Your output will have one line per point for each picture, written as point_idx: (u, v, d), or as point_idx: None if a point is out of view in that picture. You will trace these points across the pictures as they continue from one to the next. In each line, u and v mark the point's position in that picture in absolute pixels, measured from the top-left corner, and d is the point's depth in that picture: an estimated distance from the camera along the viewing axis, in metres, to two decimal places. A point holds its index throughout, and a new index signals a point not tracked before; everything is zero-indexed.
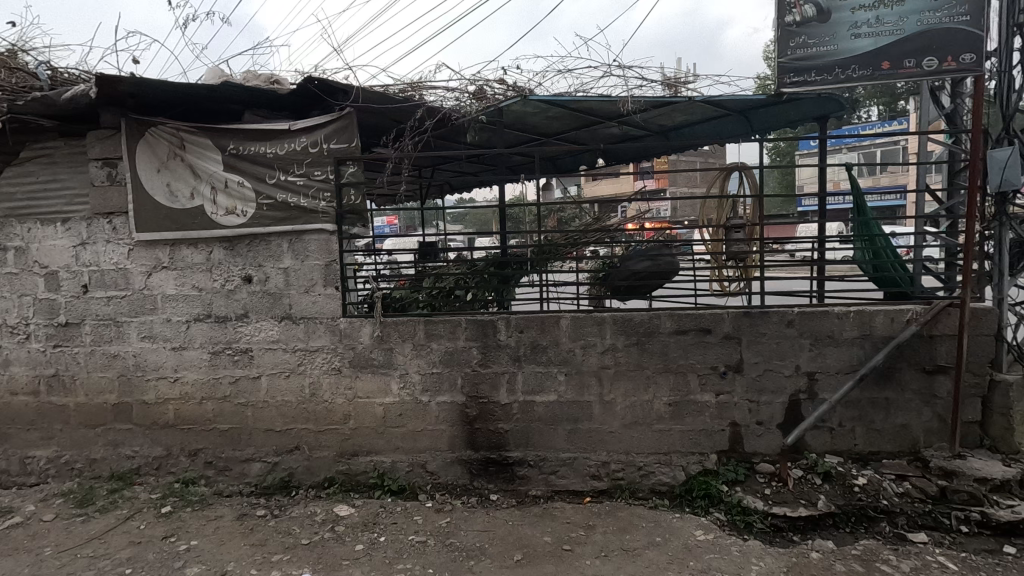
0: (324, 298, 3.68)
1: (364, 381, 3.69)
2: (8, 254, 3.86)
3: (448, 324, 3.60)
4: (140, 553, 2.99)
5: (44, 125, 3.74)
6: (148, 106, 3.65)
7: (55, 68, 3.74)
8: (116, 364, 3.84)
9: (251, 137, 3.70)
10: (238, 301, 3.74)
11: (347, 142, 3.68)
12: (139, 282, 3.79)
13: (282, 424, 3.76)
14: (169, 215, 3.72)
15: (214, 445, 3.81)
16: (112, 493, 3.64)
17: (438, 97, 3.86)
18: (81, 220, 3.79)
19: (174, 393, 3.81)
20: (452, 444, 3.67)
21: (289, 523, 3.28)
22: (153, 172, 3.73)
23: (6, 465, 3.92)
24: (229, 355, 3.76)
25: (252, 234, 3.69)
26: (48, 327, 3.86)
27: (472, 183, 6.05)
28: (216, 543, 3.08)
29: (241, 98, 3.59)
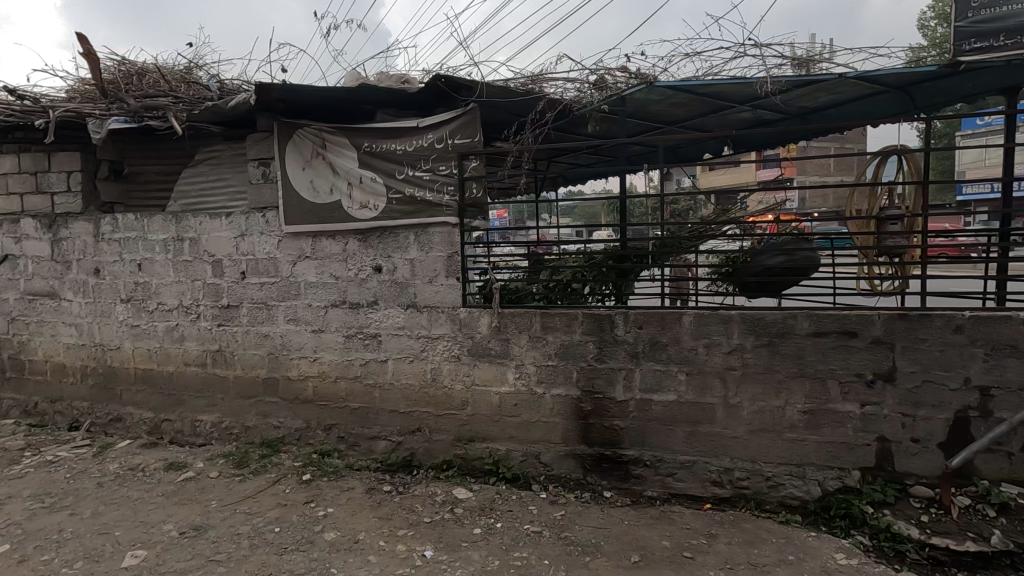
0: (446, 288, 3.83)
1: (482, 369, 3.79)
2: (185, 244, 4.44)
3: (564, 317, 3.58)
4: (286, 515, 3.31)
5: (213, 131, 4.27)
6: (296, 110, 4.01)
7: (222, 80, 4.30)
8: (266, 343, 4.29)
9: (383, 135, 3.93)
10: (369, 289, 4.01)
11: (471, 137, 3.79)
12: (287, 270, 4.19)
13: (405, 407, 3.98)
14: (312, 210, 4.07)
15: (346, 421, 4.13)
16: (263, 458, 4.09)
17: (559, 89, 3.83)
18: (241, 214, 4.26)
19: (313, 371, 4.19)
20: (567, 438, 3.65)
21: (412, 501, 3.47)
22: (299, 170, 4.09)
23: (181, 426, 4.54)
24: (360, 339, 4.05)
25: (383, 227, 3.93)
26: (214, 308, 4.41)
27: (587, 175, 5.96)
28: (349, 513, 3.33)
29: (375, 98, 3.82)
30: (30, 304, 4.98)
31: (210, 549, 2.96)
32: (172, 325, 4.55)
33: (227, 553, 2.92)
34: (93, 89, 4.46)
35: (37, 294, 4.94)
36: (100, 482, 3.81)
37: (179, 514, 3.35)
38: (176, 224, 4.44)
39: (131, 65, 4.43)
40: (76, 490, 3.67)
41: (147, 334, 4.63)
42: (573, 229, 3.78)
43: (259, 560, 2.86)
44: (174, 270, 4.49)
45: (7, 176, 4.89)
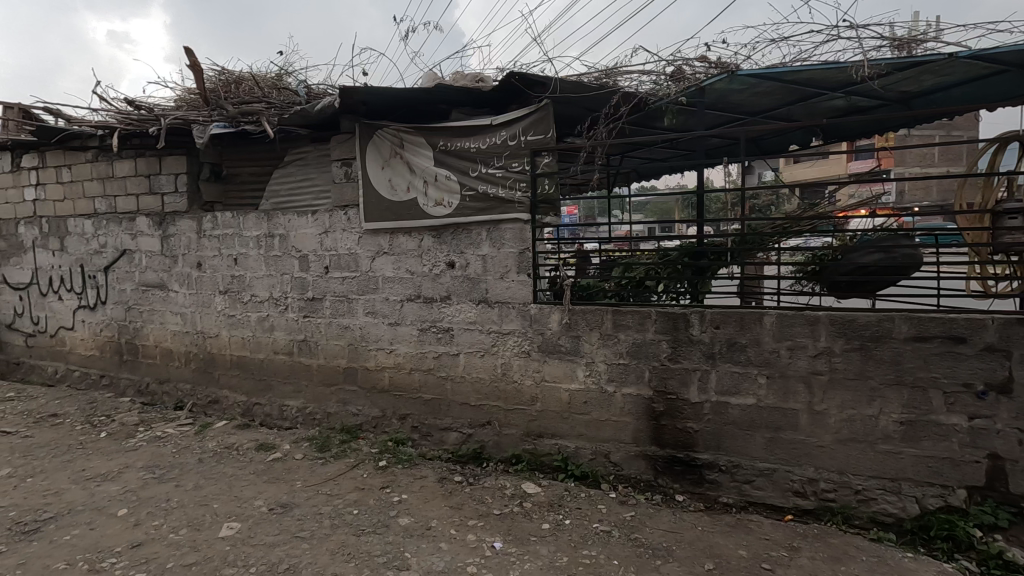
0: (517, 284, 3.86)
1: (552, 366, 3.79)
2: (275, 240, 4.76)
3: (637, 315, 3.51)
4: (364, 498, 3.48)
5: (301, 133, 4.54)
6: (376, 111, 4.18)
7: (309, 85, 4.55)
8: (347, 334, 4.51)
9: (457, 134, 4.01)
10: (443, 284, 4.11)
11: (544, 133, 3.78)
12: (366, 265, 4.39)
13: (476, 400, 4.06)
14: (390, 208, 4.23)
15: (419, 412, 4.27)
16: (343, 443, 4.31)
17: (634, 82, 3.76)
18: (325, 212, 4.50)
19: (390, 362, 4.36)
20: (637, 438, 3.58)
21: (482, 492, 3.54)
22: (378, 169, 4.26)
23: (270, 409, 4.87)
24: (434, 333, 4.17)
25: (456, 224, 4.02)
26: (300, 300, 4.69)
27: (661, 169, 5.80)
28: (423, 500, 3.45)
29: (450, 98, 3.90)
30: (144, 294, 5.51)
31: (295, 525, 3.16)
32: (263, 315, 4.88)
33: (311, 530, 3.11)
34: (197, 98, 4.87)
35: (149, 285, 5.47)
36: (201, 458, 4.16)
37: (268, 492, 3.60)
38: (267, 222, 4.76)
39: (230, 75, 4.78)
40: (181, 464, 4.03)
41: (241, 324, 5.00)
42: (646, 225, 3.70)
43: (340, 540, 3.01)
44: (265, 264, 4.82)
45: (126, 179, 5.44)
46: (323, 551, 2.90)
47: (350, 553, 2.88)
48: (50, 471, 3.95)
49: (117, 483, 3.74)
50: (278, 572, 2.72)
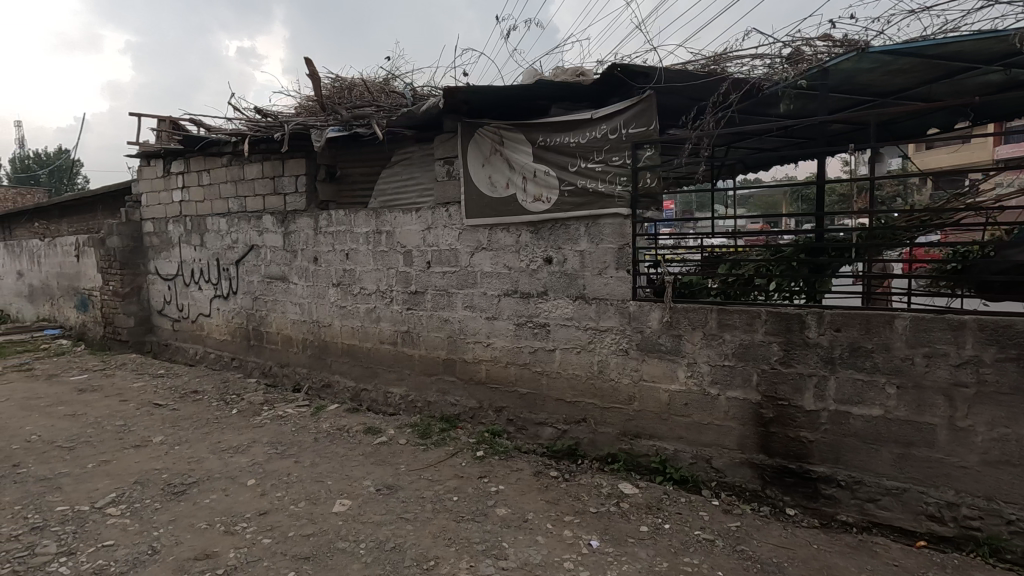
0: (615, 281, 3.78)
1: (651, 365, 3.68)
2: (382, 236, 5.02)
3: (745, 315, 3.31)
4: (463, 486, 3.59)
5: (407, 135, 4.76)
6: (477, 110, 4.27)
7: (415, 88, 4.76)
8: (447, 327, 4.68)
9: (556, 129, 4.00)
10: (540, 280, 4.13)
11: (646, 125, 3.64)
12: (465, 260, 4.51)
13: (572, 396, 4.04)
14: (490, 204, 4.31)
15: (515, 405, 4.33)
16: (442, 431, 4.48)
17: (746, 67, 3.54)
18: (428, 209, 4.68)
19: (487, 355, 4.46)
20: (743, 445, 3.39)
21: (578, 489, 3.52)
22: (479, 167, 4.35)
23: (376, 396, 5.17)
24: (530, 328, 4.20)
25: (554, 219, 4.02)
26: (404, 294, 4.92)
27: (772, 160, 5.43)
28: (519, 492, 3.50)
29: (550, 93, 3.89)
30: (268, 285, 6.06)
31: (400, 507, 3.33)
32: (371, 307, 5.19)
33: (414, 513, 3.26)
34: (315, 104, 5.26)
35: (273, 278, 6.00)
36: (316, 438, 4.51)
37: (375, 473, 3.82)
38: (375, 219, 5.04)
39: (343, 82, 5.11)
40: (299, 442, 4.40)
41: (351, 314, 5.35)
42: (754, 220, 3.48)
43: (441, 524, 3.14)
44: (374, 259, 5.11)
45: (254, 181, 6.01)
46: (426, 534, 3.03)
47: (451, 537, 2.99)
48: (194, 441, 4.47)
49: (246, 456, 4.15)
50: (385, 550, 2.88)
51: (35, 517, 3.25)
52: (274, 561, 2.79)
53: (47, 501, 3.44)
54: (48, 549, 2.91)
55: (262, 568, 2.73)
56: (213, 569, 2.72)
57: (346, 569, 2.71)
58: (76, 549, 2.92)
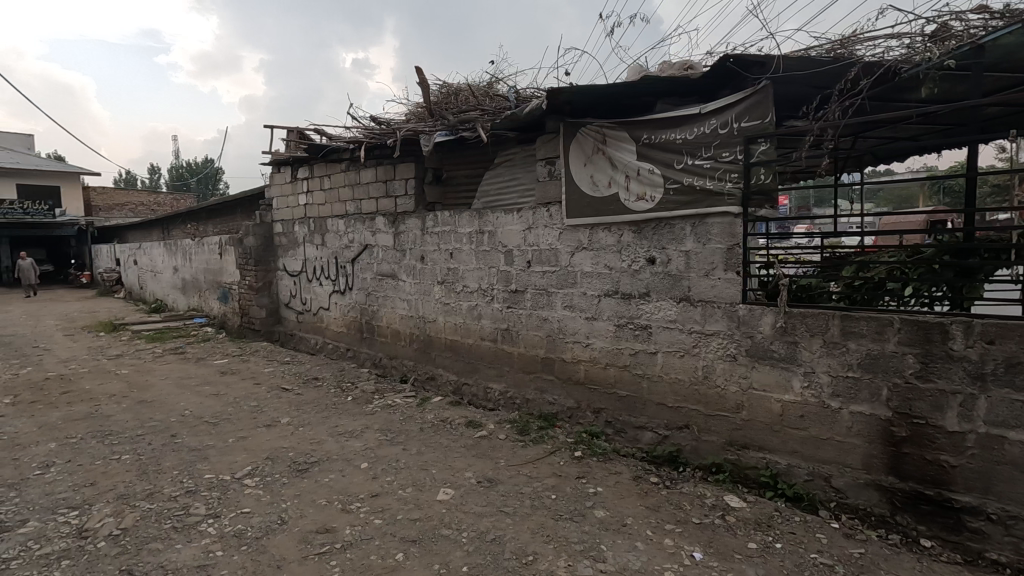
0: (724, 282, 3.60)
1: (762, 372, 3.47)
2: (485, 236, 5.17)
3: (873, 323, 3.01)
4: (561, 485, 3.61)
5: (510, 137, 4.86)
6: (580, 110, 4.27)
7: (519, 90, 4.85)
8: (546, 326, 4.72)
9: (662, 126, 3.88)
10: (642, 281, 4.04)
11: (760, 118, 3.42)
12: (566, 260, 4.52)
13: (674, 401, 3.91)
14: (591, 203, 4.29)
15: (614, 407, 4.27)
16: (541, 429, 4.54)
17: (879, 50, 3.22)
18: (530, 209, 4.75)
19: (586, 356, 4.45)
20: (868, 464, 3.09)
21: (680, 498, 3.41)
22: (581, 166, 4.34)
23: (476, 390, 5.34)
24: (631, 329, 4.12)
25: (658, 218, 3.91)
26: (505, 292, 5.04)
27: (909, 150, 4.88)
28: (618, 495, 3.45)
29: (656, 89, 3.79)
30: (380, 282, 6.47)
31: (500, 500, 3.43)
32: (473, 305, 5.36)
33: (514, 508, 3.34)
34: (424, 111, 5.53)
35: (384, 275, 6.40)
36: (421, 428, 4.75)
37: (476, 465, 3.96)
38: (479, 219, 5.20)
39: (450, 88, 5.33)
40: (406, 431, 4.67)
41: (454, 311, 5.56)
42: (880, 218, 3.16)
43: (539, 520, 3.18)
44: (476, 258, 5.27)
45: (368, 184, 6.44)
46: (525, 529, 3.09)
47: (549, 535, 3.03)
48: (315, 424, 4.90)
49: (360, 441, 4.47)
50: (486, 541, 2.98)
51: (188, 482, 3.74)
52: (384, 541, 2.99)
53: (197, 469, 3.94)
54: (199, 511, 3.33)
55: (374, 546, 2.93)
56: (332, 543, 2.97)
57: (450, 555, 2.84)
58: (220, 513, 3.32)
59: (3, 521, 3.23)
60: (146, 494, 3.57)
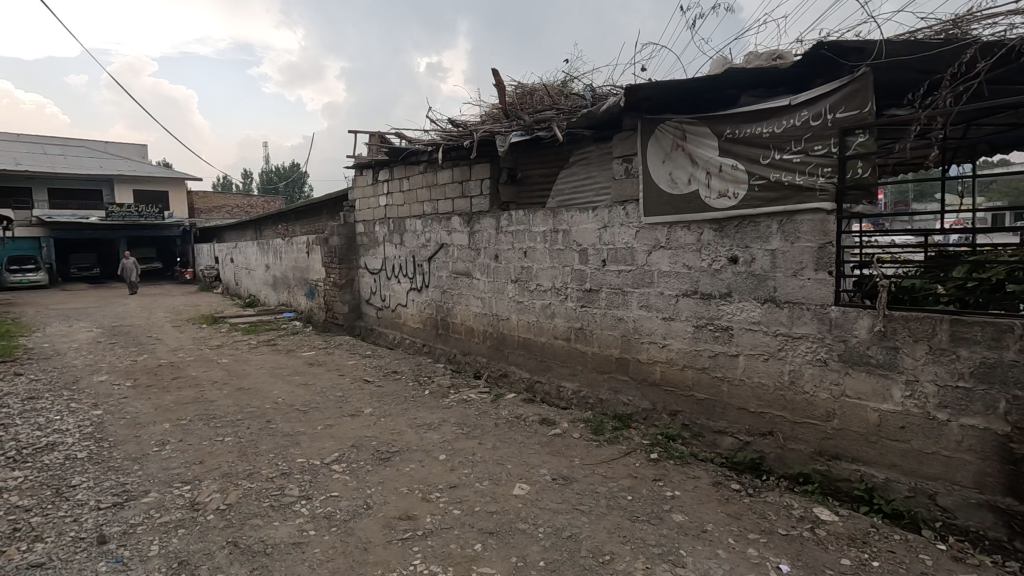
0: (814, 283, 3.42)
1: (856, 379, 3.26)
2: (559, 235, 5.18)
3: (987, 327, 2.76)
4: (637, 486, 3.57)
5: (586, 135, 4.85)
6: (659, 105, 4.18)
7: (595, 88, 4.83)
8: (621, 325, 4.67)
9: (747, 120, 3.73)
10: (723, 281, 3.91)
11: (859, 108, 3.20)
12: (642, 258, 4.45)
13: (756, 406, 3.76)
14: (670, 201, 4.19)
15: (692, 410, 4.16)
16: (615, 429, 4.49)
17: (999, 28, 2.93)
18: (605, 207, 4.71)
19: (662, 357, 4.36)
20: (981, 483, 2.83)
21: (764, 507, 3.28)
22: (659, 164, 4.26)
23: (549, 388, 5.37)
24: (711, 331, 4.00)
25: (742, 216, 3.76)
26: (579, 291, 5.03)
27: None
28: (697, 500, 3.37)
29: (742, 81, 3.65)
30: (455, 281, 6.64)
31: (575, 499, 3.44)
32: (546, 303, 5.39)
33: (589, 506, 3.33)
34: (500, 111, 5.62)
35: (459, 273, 6.57)
36: (496, 423, 4.84)
37: (551, 463, 3.99)
38: (553, 218, 5.22)
39: (526, 88, 5.40)
40: (482, 426, 4.77)
41: (528, 309, 5.62)
42: (989, 214, 2.91)
43: (616, 520, 3.16)
44: (550, 257, 5.30)
45: (445, 185, 6.63)
46: (602, 529, 3.08)
47: (626, 535, 3.00)
48: (395, 415, 5.12)
49: (438, 433, 4.62)
50: (563, 537, 3.00)
51: (283, 464, 4.03)
52: (463, 531, 3.08)
53: (291, 452, 4.24)
54: (293, 492, 3.58)
55: (453, 536, 3.03)
56: (414, 529, 3.10)
57: (527, 549, 2.89)
58: (312, 495, 3.55)
59: (129, 491, 3.62)
60: (247, 473, 3.88)
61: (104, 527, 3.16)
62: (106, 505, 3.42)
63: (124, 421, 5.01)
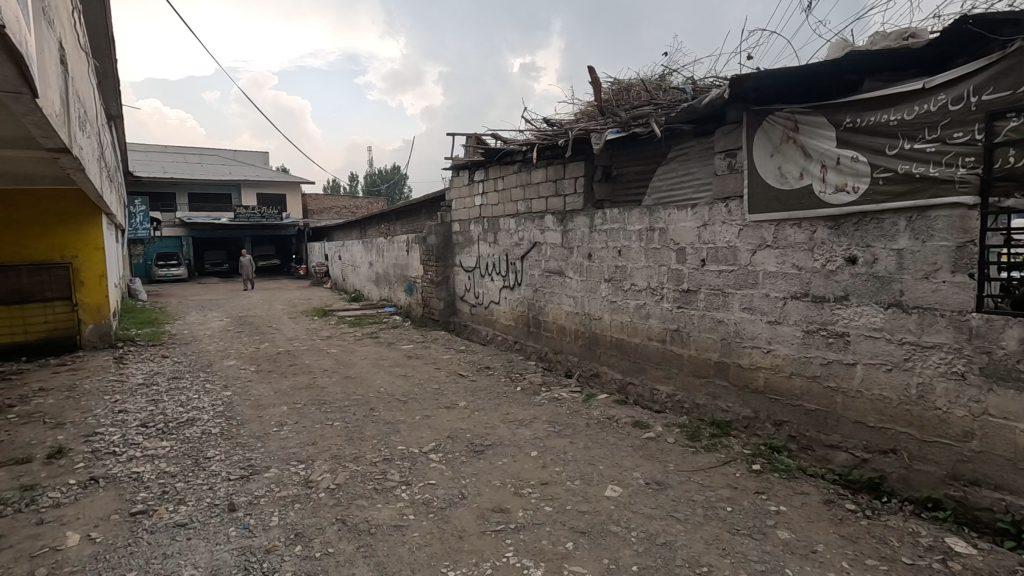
0: (949, 286, 3.06)
1: (1001, 396, 2.88)
2: (655, 234, 5.05)
3: None
4: (738, 498, 3.40)
5: (686, 129, 4.68)
6: (768, 96, 3.94)
7: (696, 81, 4.66)
8: (720, 328, 4.46)
9: (870, 106, 3.40)
10: (839, 283, 3.61)
11: (1013, 88, 2.78)
12: (746, 258, 4.22)
13: (876, 421, 3.44)
14: (778, 197, 3.93)
15: (800, 421, 3.89)
16: (713, 436, 4.30)
17: None
18: (705, 205, 4.52)
19: (766, 363, 4.11)
20: None
21: (884, 531, 2.99)
22: (767, 158, 4.01)
23: (642, 390, 5.24)
24: (824, 336, 3.71)
25: (862, 212, 3.45)
26: (676, 292, 4.87)
27: None
28: (806, 518, 3.14)
29: (865, 64, 3.34)
30: (547, 279, 6.68)
31: (670, 505, 3.34)
32: (640, 303, 5.27)
33: (685, 514, 3.22)
34: (595, 109, 5.58)
35: (552, 272, 6.59)
36: (588, 423, 4.81)
37: (644, 467, 3.90)
38: (649, 216, 5.09)
39: (622, 84, 5.32)
40: (573, 425, 4.77)
41: (621, 309, 5.52)
42: None
43: (714, 532, 3.03)
44: (646, 256, 5.17)
45: (539, 185, 6.69)
46: (699, 539, 2.97)
47: (725, 548, 2.87)
48: (488, 409, 5.25)
49: (530, 430, 4.68)
50: (657, 544, 2.93)
51: (385, 450, 4.28)
52: (555, 528, 3.10)
53: (392, 440, 4.50)
54: (394, 477, 3.79)
55: (545, 532, 3.06)
56: (507, 522, 3.18)
57: (620, 552, 2.85)
58: (411, 481, 3.74)
59: (254, 465, 4.02)
60: (354, 456, 4.16)
61: (233, 496, 3.54)
62: (235, 477, 3.83)
63: (249, 403, 5.57)
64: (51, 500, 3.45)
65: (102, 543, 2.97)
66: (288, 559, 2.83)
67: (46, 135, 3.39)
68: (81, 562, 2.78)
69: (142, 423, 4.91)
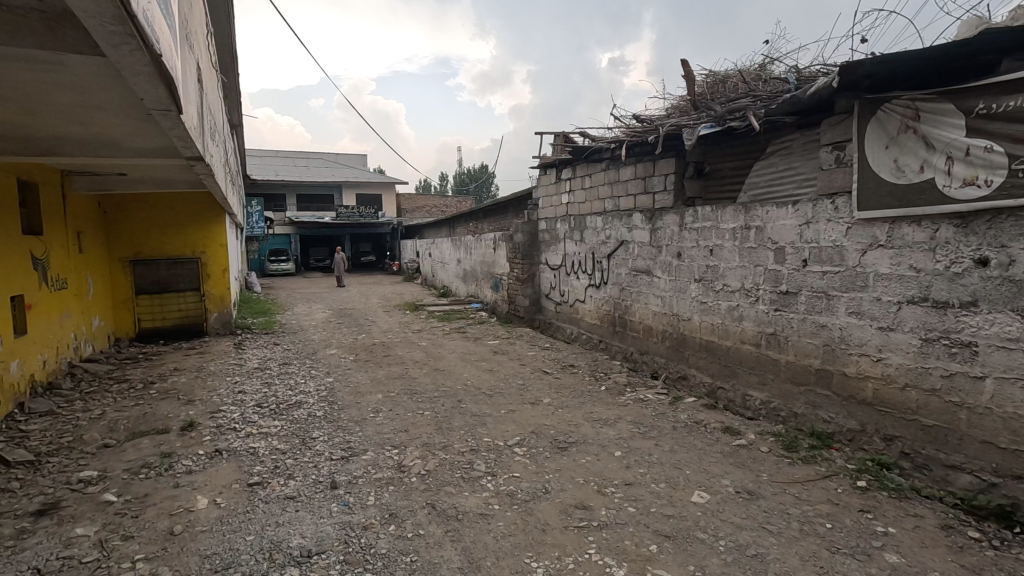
0: None
1: None
2: (751, 232, 4.81)
3: None
4: (839, 515, 3.18)
5: (789, 121, 4.42)
6: (884, 82, 3.63)
7: (800, 70, 4.39)
8: (823, 333, 4.17)
9: (1007, 90, 3.04)
10: (966, 286, 3.26)
11: None
12: (853, 259, 3.92)
13: (1008, 442, 3.08)
14: (893, 192, 3.61)
15: (914, 437, 3.56)
16: (812, 448, 4.04)
17: None
18: (808, 202, 4.25)
19: (876, 372, 3.80)
20: None
21: (1016, 565, 2.67)
22: (881, 150, 3.70)
23: (734, 395, 5.02)
24: (945, 345, 3.37)
25: (997, 208, 3.09)
26: (773, 293, 4.61)
27: None
28: (919, 542, 2.88)
29: (1001, 42, 2.98)
30: (634, 278, 6.57)
31: (762, 516, 3.19)
32: (733, 305, 5.05)
33: (778, 527, 3.07)
34: (688, 103, 5.41)
35: (639, 271, 6.46)
36: (675, 426, 4.70)
37: (735, 474, 3.75)
38: (745, 214, 4.86)
39: (718, 76, 5.11)
40: (659, 427, 4.68)
41: (712, 310, 5.32)
42: None
43: (810, 548, 2.86)
44: (740, 255, 4.94)
45: (627, 181, 6.59)
46: (793, 554, 2.82)
47: (823, 566, 2.70)
48: (571, 407, 5.28)
49: (614, 429, 4.65)
50: (747, 555, 2.82)
51: (472, 441, 4.44)
52: (639, 530, 3.07)
53: (479, 431, 4.65)
54: (480, 467, 3.93)
55: (629, 533, 3.04)
56: (590, 519, 3.19)
57: (706, 560, 2.78)
58: (496, 472, 3.86)
59: (353, 447, 4.33)
60: (442, 445, 4.36)
61: (335, 475, 3.84)
62: (336, 457, 4.15)
63: (348, 389, 5.98)
64: (185, 467, 3.93)
65: (226, 508, 3.35)
66: (383, 536, 3.03)
67: (186, 146, 3.86)
68: (209, 523, 3.16)
69: (257, 403, 5.44)
